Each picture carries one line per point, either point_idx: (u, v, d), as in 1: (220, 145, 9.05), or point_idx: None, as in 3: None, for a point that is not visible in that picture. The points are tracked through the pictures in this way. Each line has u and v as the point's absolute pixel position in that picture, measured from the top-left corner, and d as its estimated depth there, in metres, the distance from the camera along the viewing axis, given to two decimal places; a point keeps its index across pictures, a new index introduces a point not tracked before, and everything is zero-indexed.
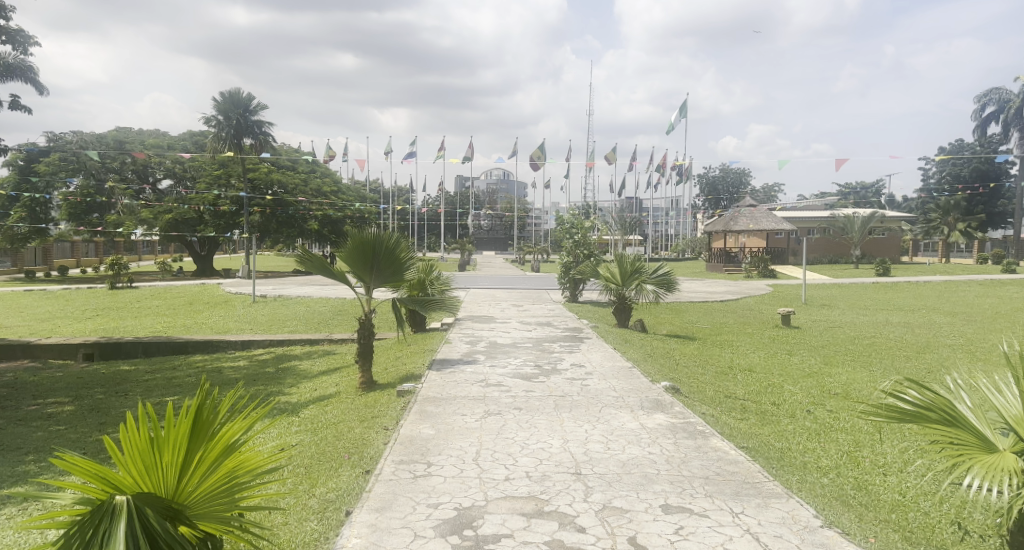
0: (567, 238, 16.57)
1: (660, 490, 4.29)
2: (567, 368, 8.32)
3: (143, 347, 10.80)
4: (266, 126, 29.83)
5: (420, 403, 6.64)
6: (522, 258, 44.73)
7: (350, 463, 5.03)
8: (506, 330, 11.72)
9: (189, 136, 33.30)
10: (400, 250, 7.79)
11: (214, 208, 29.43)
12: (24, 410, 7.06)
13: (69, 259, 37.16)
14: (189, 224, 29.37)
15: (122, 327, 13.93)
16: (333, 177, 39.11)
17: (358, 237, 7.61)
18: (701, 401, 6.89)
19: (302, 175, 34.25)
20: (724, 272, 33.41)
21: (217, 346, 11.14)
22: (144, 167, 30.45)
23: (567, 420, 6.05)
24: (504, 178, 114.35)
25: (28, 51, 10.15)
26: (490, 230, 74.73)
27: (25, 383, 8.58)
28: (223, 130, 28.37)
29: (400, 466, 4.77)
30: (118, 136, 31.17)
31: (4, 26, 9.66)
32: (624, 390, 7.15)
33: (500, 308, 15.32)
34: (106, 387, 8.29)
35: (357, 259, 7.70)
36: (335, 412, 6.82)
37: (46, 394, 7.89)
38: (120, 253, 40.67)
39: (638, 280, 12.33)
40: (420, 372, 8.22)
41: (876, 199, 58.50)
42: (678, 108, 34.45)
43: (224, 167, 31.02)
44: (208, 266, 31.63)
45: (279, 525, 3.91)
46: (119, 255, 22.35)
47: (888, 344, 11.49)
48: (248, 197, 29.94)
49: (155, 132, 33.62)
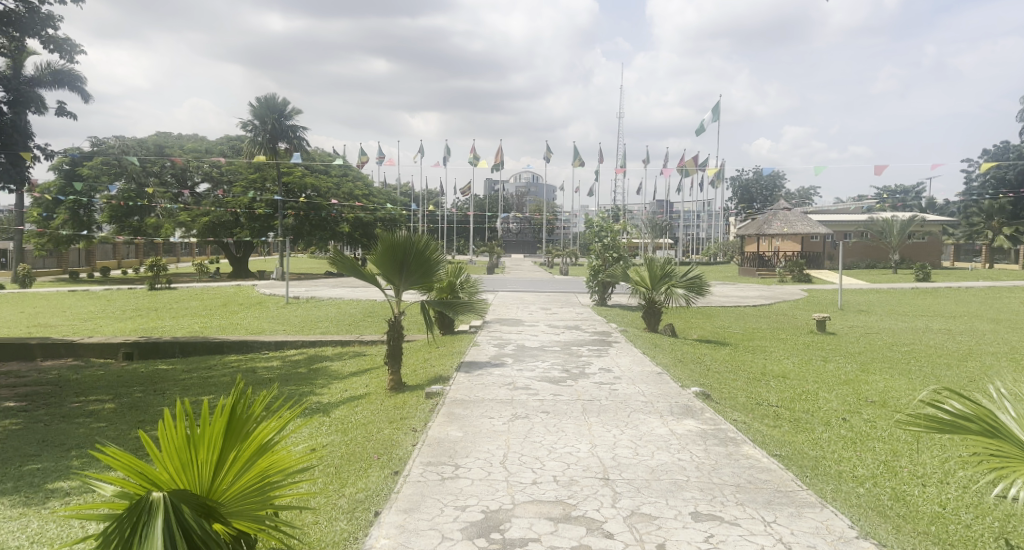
0: (596, 240, 16.50)
1: (690, 497, 4.24)
2: (595, 373, 8.28)
3: (180, 347, 11.09)
4: (301, 130, 30.36)
5: (448, 405, 6.67)
6: (551, 261, 44.65)
7: (379, 464, 5.07)
8: (534, 333, 11.72)
9: (226, 140, 34.10)
10: (429, 252, 7.84)
11: (250, 211, 30.13)
12: (67, 407, 7.30)
13: (112, 260, 38.47)
14: (225, 227, 30.35)
15: (160, 327, 14.34)
16: (365, 180, 39.61)
17: (389, 239, 7.67)
18: (733, 408, 6.78)
19: (334, 179, 34.72)
20: (757, 276, 32.87)
21: (252, 346, 11.38)
22: (183, 171, 31.28)
23: (595, 424, 6.02)
24: (533, 180, 114.31)
25: (74, 60, 10.48)
26: (519, 233, 74.78)
27: (66, 381, 8.82)
28: (260, 134, 29.05)
29: (427, 468, 4.80)
30: (158, 140, 32.07)
31: (51, 35, 10.00)
32: (653, 395, 7.06)
33: (528, 311, 15.32)
34: (144, 385, 8.53)
35: (387, 262, 7.77)
36: (365, 413, 6.90)
37: (89, 392, 8.14)
38: (160, 255, 41.88)
39: (668, 284, 12.20)
40: (448, 374, 8.28)
41: (916, 202, 56.94)
42: (711, 111, 34.02)
43: (259, 170, 31.66)
44: (244, 268, 32.34)
45: (310, 524, 3.96)
46: (158, 257, 23.00)
47: (928, 351, 11.18)
48: (283, 200, 30.53)
49: (194, 137, 34.53)
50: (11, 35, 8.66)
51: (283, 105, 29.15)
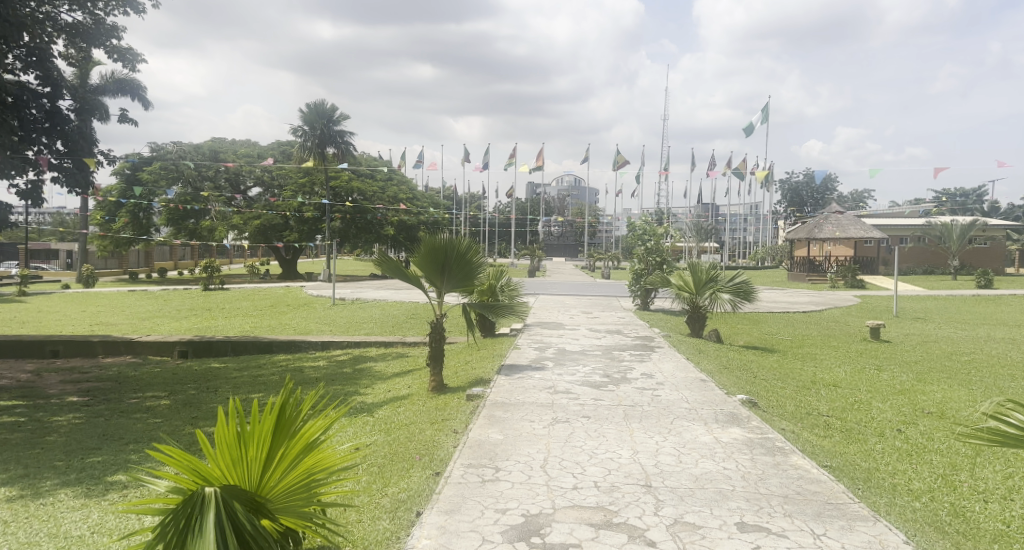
0: (638, 244, 16.32)
1: (735, 507, 4.14)
2: (637, 378, 8.18)
3: (231, 346, 11.46)
4: (348, 135, 31.00)
5: (488, 408, 6.69)
6: (593, 265, 44.36)
7: (420, 464, 5.12)
8: (575, 337, 11.66)
9: (277, 145, 35.11)
10: (471, 255, 7.89)
11: (299, 215, 30.93)
12: (126, 403, 7.61)
13: (169, 261, 40.03)
14: (275, 230, 31.39)
15: (213, 326, 14.83)
16: (409, 184, 40.17)
17: (430, 242, 7.74)
18: (781, 417, 6.59)
19: (379, 183, 35.32)
20: (807, 281, 31.95)
21: (299, 346, 11.66)
22: (236, 176, 32.34)
23: (637, 430, 5.94)
24: (576, 183, 113.94)
25: (135, 68, 10.94)
26: (561, 236, 74.55)
27: (125, 378, 9.20)
28: (309, 139, 29.83)
29: (468, 470, 4.83)
30: (214, 146, 33.26)
31: (115, 45, 10.48)
32: (697, 402, 6.94)
33: (569, 315, 15.25)
34: (197, 383, 8.82)
35: (429, 264, 7.85)
36: (407, 414, 6.98)
37: (146, 388, 8.49)
38: (214, 256, 43.37)
39: (713, 289, 11.96)
40: (489, 377, 8.30)
41: (978, 206, 54.35)
42: (760, 113, 33.24)
43: (308, 175, 32.45)
44: (292, 270, 33.19)
45: (353, 522, 4.03)
46: (212, 258, 23.83)
47: (991, 361, 10.65)
48: (330, 204, 31.21)
49: (247, 142, 35.67)
50: (80, 45, 9.08)
51: (331, 110, 29.81)
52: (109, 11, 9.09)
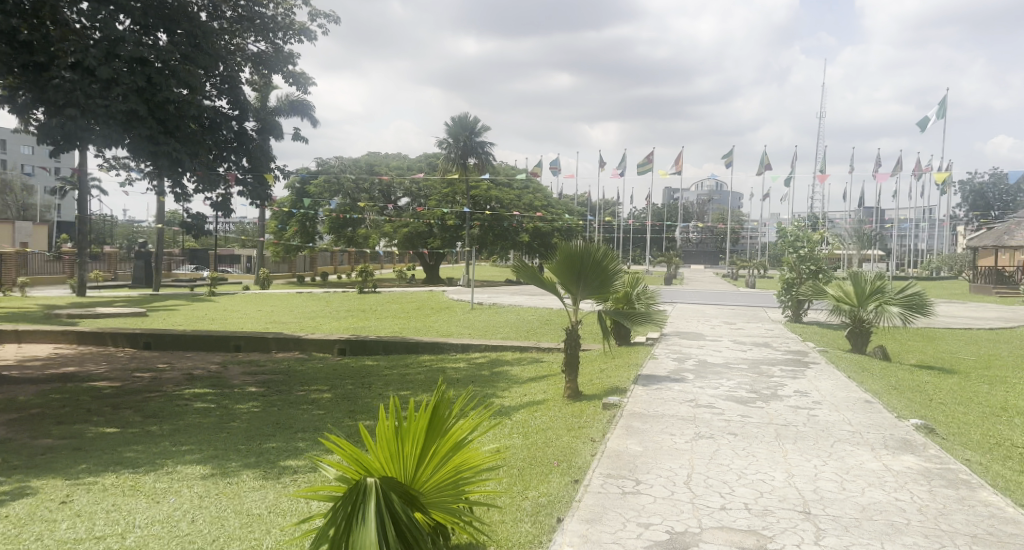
0: (789, 252, 15.32)
1: (912, 544, 3.69)
2: (789, 395, 7.62)
3: (382, 345, 12.27)
4: (489, 146, 32.09)
5: (627, 418, 6.57)
6: (737, 273, 42.08)
7: (559, 470, 5.14)
8: (718, 349, 11.11)
9: (424, 158, 37.21)
10: (607, 262, 7.82)
11: (442, 223, 32.41)
12: (294, 394, 8.41)
13: (329, 266, 43.80)
14: (421, 237, 33.13)
15: (366, 327, 15.99)
16: (546, 192, 40.69)
17: (566, 248, 7.77)
18: (965, 446, 5.81)
19: (517, 191, 36.15)
20: (994, 294, 27.94)
21: (442, 348, 12.21)
22: (388, 188, 34.71)
23: (791, 451, 5.53)
24: (717, 188, 109.10)
25: (307, 90, 12.11)
26: (700, 242, 71.67)
27: (293, 371, 10.18)
28: (453, 151, 31.30)
29: (608, 480, 4.76)
30: (369, 160, 35.97)
31: (291, 70, 11.69)
32: (860, 425, 6.31)
33: (711, 325, 14.58)
34: (353, 379, 9.53)
35: (565, 271, 7.88)
36: (545, 418, 7.05)
37: (309, 382, 9.33)
38: (367, 262, 46.86)
39: (879, 301, 10.87)
40: (627, 386, 8.15)
41: None
42: (936, 106, 29.73)
43: (451, 185, 33.99)
44: (435, 275, 34.89)
45: (497, 522, 4.12)
46: (365, 264, 25.70)
47: None
48: (471, 212, 32.42)
49: (397, 156, 38.17)
50: (262, 72, 10.19)
51: (472, 122, 31.17)
52: (288, 41, 10.09)
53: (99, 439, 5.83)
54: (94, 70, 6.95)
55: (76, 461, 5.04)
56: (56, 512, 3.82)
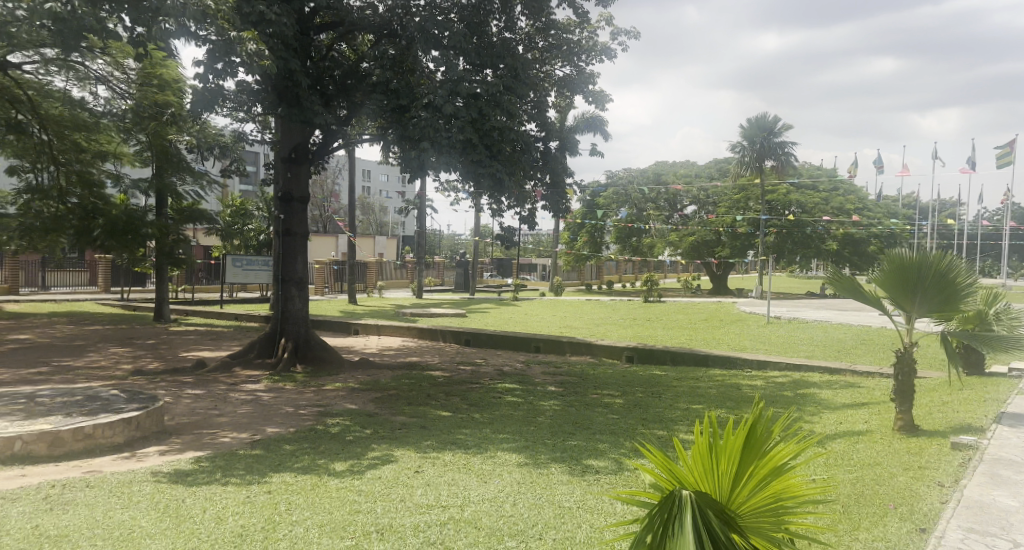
0: None
1: None
2: None
3: (672, 356, 12.14)
4: (789, 147, 29.55)
5: (986, 463, 5.36)
6: None
7: (896, 514, 4.41)
8: None
9: (716, 164, 35.90)
10: (954, 275, 6.51)
11: (733, 230, 30.70)
12: (591, 397, 8.81)
13: (615, 275, 45.00)
14: (709, 246, 31.93)
15: (654, 336, 16.01)
16: (859, 194, 35.71)
17: (896, 259, 6.70)
18: None
19: (822, 194, 32.46)
20: None
21: (736, 362, 11.56)
22: (675, 197, 34.36)
23: None
24: None
25: (605, 107, 12.68)
26: None
27: (588, 375, 10.69)
28: (748, 154, 29.71)
29: (972, 535, 3.85)
30: (657, 170, 36.07)
31: (592, 90, 12.39)
32: None
33: None
34: (645, 387, 9.59)
35: (894, 283, 6.76)
36: (870, 452, 6.13)
37: (603, 386, 9.68)
38: (652, 271, 46.95)
39: None
40: (983, 425, 6.66)
41: None
42: None
43: (743, 191, 32.11)
44: (724, 286, 33.30)
45: None
46: (652, 273, 25.76)
47: None
48: (766, 219, 30.15)
49: (686, 164, 37.53)
50: (566, 94, 10.98)
51: (772, 123, 29.12)
52: (590, 62, 10.70)
53: (436, 420, 6.90)
54: (441, 107, 8.31)
55: (424, 437, 6.03)
56: (413, 479, 4.62)
